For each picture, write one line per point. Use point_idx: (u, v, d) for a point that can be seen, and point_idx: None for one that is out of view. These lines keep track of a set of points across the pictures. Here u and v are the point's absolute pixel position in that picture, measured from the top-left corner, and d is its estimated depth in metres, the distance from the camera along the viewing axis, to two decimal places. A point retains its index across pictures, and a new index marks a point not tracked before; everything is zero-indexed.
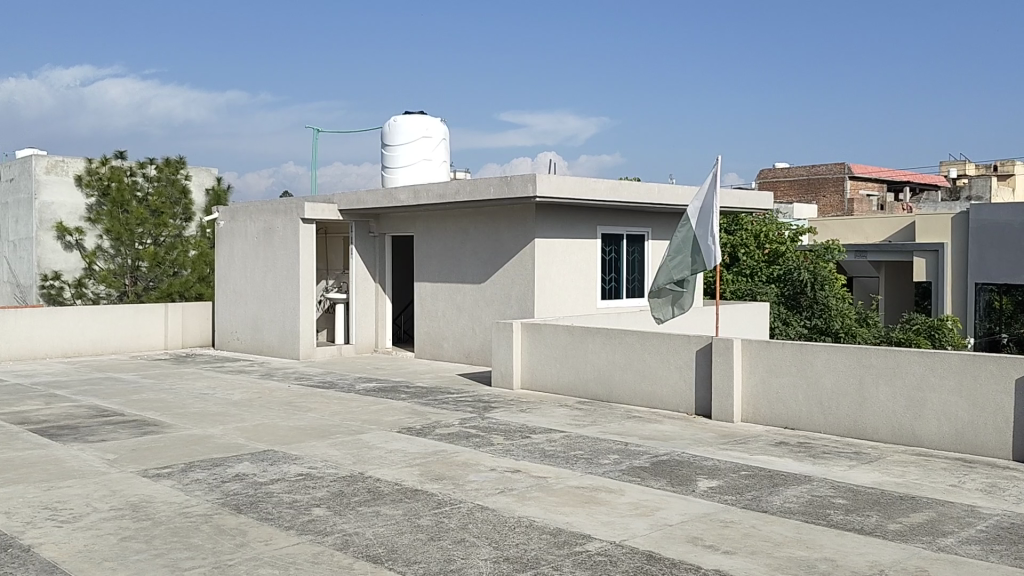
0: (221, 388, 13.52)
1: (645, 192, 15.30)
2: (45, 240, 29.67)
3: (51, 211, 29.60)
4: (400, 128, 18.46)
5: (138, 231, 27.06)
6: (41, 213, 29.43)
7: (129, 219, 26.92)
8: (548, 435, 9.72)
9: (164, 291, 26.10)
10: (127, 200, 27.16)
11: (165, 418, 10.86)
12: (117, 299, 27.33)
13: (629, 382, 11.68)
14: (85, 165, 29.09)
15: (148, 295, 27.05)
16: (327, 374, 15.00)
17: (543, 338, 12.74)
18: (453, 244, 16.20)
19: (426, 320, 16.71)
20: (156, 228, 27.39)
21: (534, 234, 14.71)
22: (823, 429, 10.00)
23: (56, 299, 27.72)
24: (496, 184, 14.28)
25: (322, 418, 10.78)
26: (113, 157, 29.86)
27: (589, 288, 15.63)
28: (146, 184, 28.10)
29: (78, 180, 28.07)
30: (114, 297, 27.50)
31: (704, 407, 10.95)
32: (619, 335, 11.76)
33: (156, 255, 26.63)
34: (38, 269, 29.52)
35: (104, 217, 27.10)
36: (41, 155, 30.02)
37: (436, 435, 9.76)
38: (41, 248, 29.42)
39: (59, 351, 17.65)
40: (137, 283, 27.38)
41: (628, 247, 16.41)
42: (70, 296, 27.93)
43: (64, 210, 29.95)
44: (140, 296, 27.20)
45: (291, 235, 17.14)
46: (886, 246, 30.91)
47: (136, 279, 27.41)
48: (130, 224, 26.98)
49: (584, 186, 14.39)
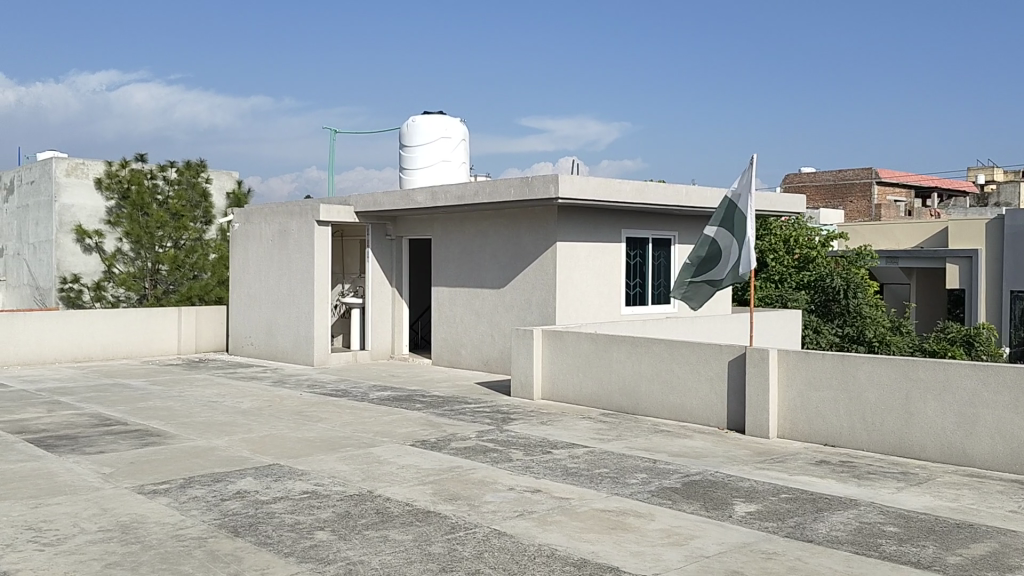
0: (230, 395, 13.02)
1: (672, 195, 14.69)
2: (64, 242, 29.42)
3: (70, 213, 29.37)
4: (419, 128, 17.95)
5: (158, 234, 26.77)
6: (60, 216, 29.20)
7: (149, 222, 26.70)
8: (571, 451, 9.11)
9: (184, 295, 25.78)
10: (147, 202, 26.98)
11: (169, 428, 10.36)
12: (138, 302, 26.93)
13: (655, 393, 11.07)
14: (106, 168, 28.82)
15: (168, 299, 26.69)
16: (340, 382, 14.48)
17: (566, 346, 12.15)
18: (473, 248, 15.65)
19: (443, 326, 16.18)
20: (176, 231, 27.08)
21: (556, 237, 14.13)
22: (866, 446, 9.35)
23: (75, 301, 27.39)
24: (516, 185, 13.72)
25: (333, 429, 10.23)
26: (134, 159, 29.59)
27: (613, 293, 15.02)
28: (167, 187, 27.78)
29: (98, 183, 27.79)
30: (133, 300, 27.16)
31: (737, 421, 10.33)
32: (646, 344, 11.15)
33: (176, 258, 26.35)
34: (57, 272, 29.28)
35: (123, 220, 26.83)
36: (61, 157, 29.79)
37: (452, 449, 9.19)
38: (61, 251, 29.16)
39: (70, 355, 17.26)
40: (157, 287, 26.97)
41: (654, 251, 15.78)
42: (89, 299, 27.59)
43: (83, 213, 29.72)
44: (159, 300, 26.84)
45: (306, 238, 16.65)
46: (917, 252, 30.02)
47: (156, 282, 27.00)
48: (150, 227, 26.71)
49: (608, 187, 13.79)
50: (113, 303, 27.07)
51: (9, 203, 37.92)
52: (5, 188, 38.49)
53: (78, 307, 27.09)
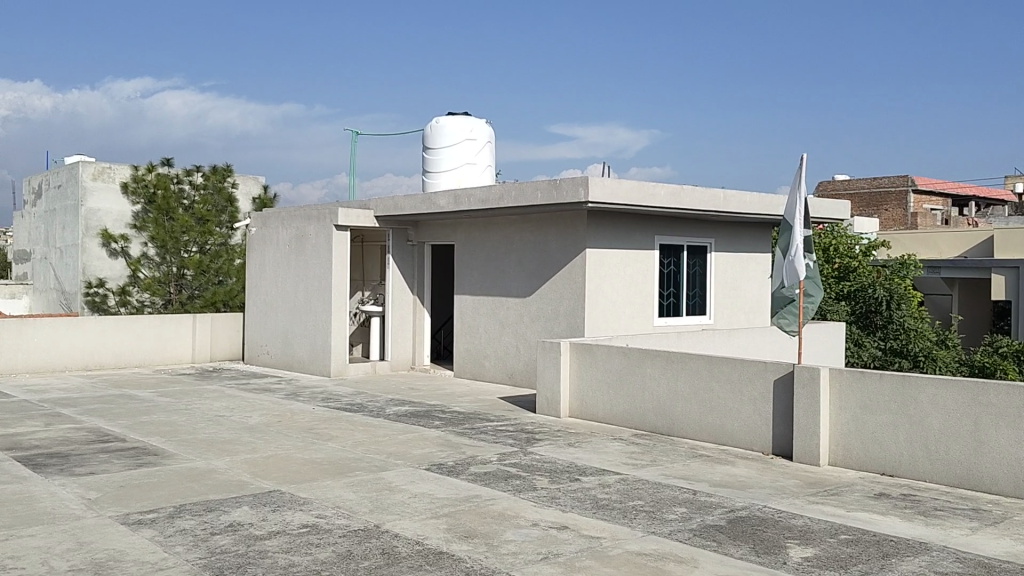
0: (239, 408, 12.29)
1: (709, 199, 13.81)
2: (90, 247, 29.02)
3: (97, 217, 28.96)
4: (443, 129, 17.23)
5: (183, 238, 26.36)
6: (87, 220, 28.82)
7: (174, 227, 26.23)
8: (601, 479, 8.26)
9: (208, 300, 25.17)
10: (173, 207, 26.54)
11: (169, 446, 9.64)
12: (162, 307, 26.43)
13: (693, 414, 10.21)
14: (133, 172, 28.42)
15: (192, 305, 26.15)
16: (357, 395, 13.73)
17: (595, 361, 11.31)
18: (497, 255, 14.86)
19: (466, 337, 15.41)
20: (202, 236, 26.59)
21: (584, 244, 13.31)
22: (930, 477, 8.43)
23: (100, 306, 26.93)
24: (544, 188, 12.91)
25: (343, 450, 9.47)
26: (161, 165, 29.19)
27: (645, 304, 14.15)
28: (193, 192, 27.36)
29: (125, 187, 27.39)
30: (159, 306, 26.69)
31: (783, 445, 9.44)
32: (683, 360, 10.28)
33: (201, 263, 25.83)
34: (83, 276, 28.88)
35: (149, 224, 26.40)
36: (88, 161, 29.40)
37: (470, 475, 8.39)
38: (86, 255, 28.75)
39: (80, 363, 16.67)
40: (182, 292, 26.45)
41: (689, 259, 14.90)
42: (114, 304, 27.10)
43: (109, 217, 29.30)
44: (183, 306, 26.34)
45: (324, 243, 15.95)
46: (961, 262, 28.78)
47: (181, 287, 26.52)
48: (176, 232, 26.24)
49: (642, 191, 12.95)
50: (136, 307, 26.62)
51: (35, 207, 37.74)
52: (33, 192, 38.35)
53: (102, 313, 26.68)
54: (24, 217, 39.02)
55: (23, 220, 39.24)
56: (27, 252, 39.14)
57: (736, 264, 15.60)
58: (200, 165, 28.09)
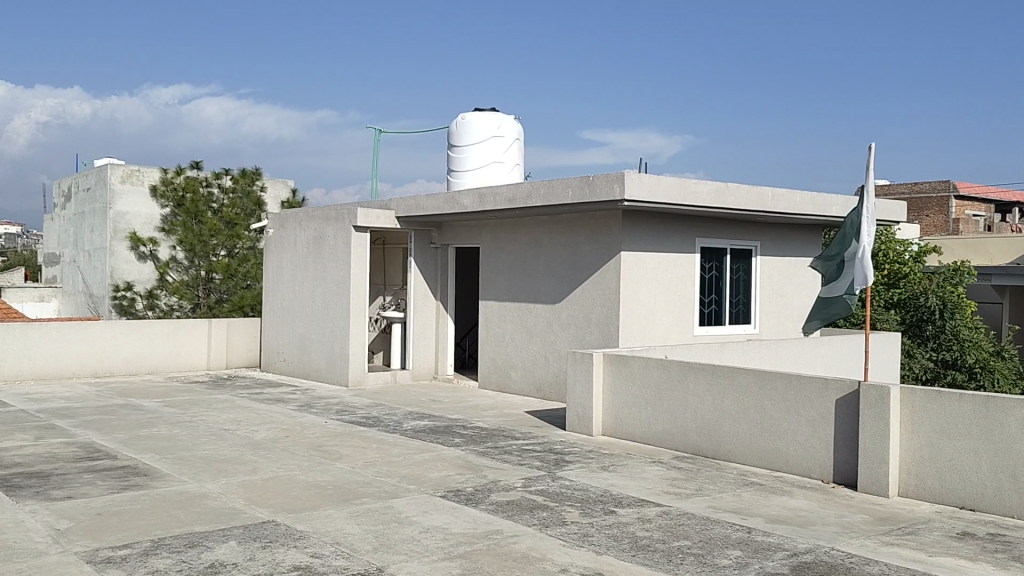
0: (246, 421, 11.41)
1: (754, 198, 12.74)
2: (118, 250, 28.44)
3: (125, 220, 28.35)
4: (469, 125, 16.30)
5: (212, 242, 25.82)
6: (115, 223, 28.23)
7: (203, 231, 25.68)
8: (640, 512, 7.26)
9: (236, 304, 24.31)
10: (201, 210, 25.96)
11: (162, 465, 8.77)
12: (192, 312, 25.64)
13: (741, 435, 9.17)
14: (162, 174, 27.85)
15: (220, 308, 25.46)
16: (374, 407, 12.82)
17: (632, 374, 10.29)
18: (526, 258, 13.89)
19: (492, 345, 14.45)
20: (230, 239, 25.83)
21: (619, 246, 12.30)
22: (1018, 513, 7.30)
23: (127, 310, 26.28)
24: (575, 186, 11.93)
25: (351, 472, 8.54)
26: (190, 167, 28.60)
27: (685, 311, 13.11)
28: (221, 195, 26.87)
29: (154, 190, 27.01)
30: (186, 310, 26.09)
31: (847, 473, 8.40)
32: (730, 375, 9.26)
33: (229, 267, 25.09)
34: (111, 279, 28.32)
35: (178, 228, 25.91)
36: (116, 163, 28.84)
37: (491, 505, 7.42)
38: (114, 258, 28.16)
39: (89, 370, 15.93)
40: (210, 296, 25.75)
41: (732, 263, 13.84)
42: (141, 308, 26.42)
43: (138, 220, 28.66)
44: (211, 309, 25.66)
45: (343, 245, 15.07)
46: (1013, 270, 27.33)
47: (209, 291, 25.81)
48: (204, 236, 25.67)
49: (683, 189, 11.92)
50: (163, 312, 26.07)
51: (66, 210, 37.31)
52: (63, 196, 38.11)
53: (131, 316, 25.99)
54: (55, 220, 38.63)
55: (53, 223, 38.86)
56: (57, 255, 38.78)
57: (783, 269, 14.51)
58: (229, 168, 27.57)
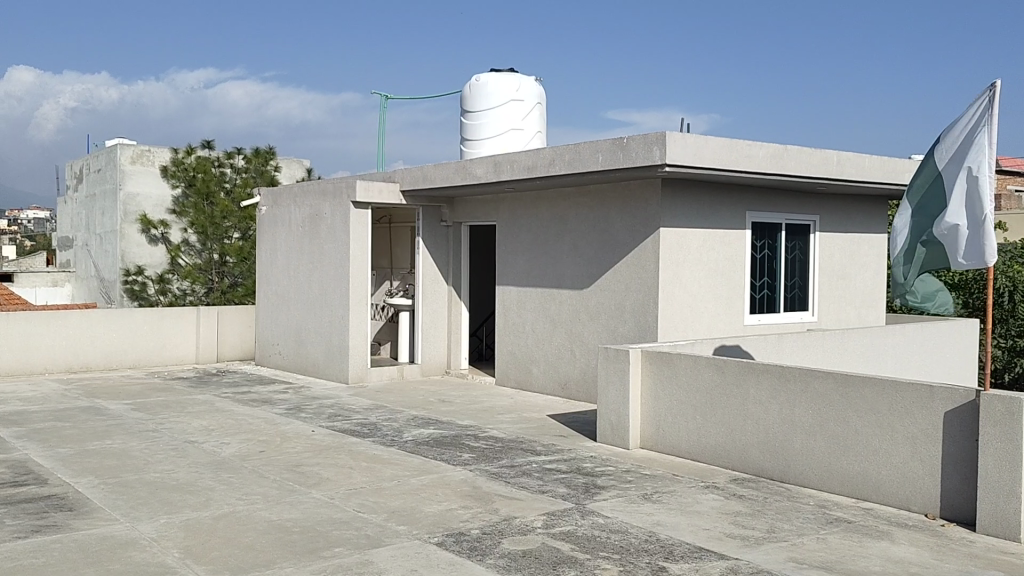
0: (220, 431, 9.70)
1: (817, 163, 10.80)
2: (130, 233, 26.72)
3: (135, 202, 26.63)
4: (484, 88, 14.45)
5: (225, 225, 24.08)
6: (125, 205, 26.52)
7: (215, 212, 24.05)
8: (699, 570, 5.44)
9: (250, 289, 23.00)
10: (213, 191, 24.35)
11: (96, 495, 7.06)
12: (203, 296, 24.09)
13: (818, 454, 7.38)
14: (173, 154, 26.13)
15: (234, 293, 23.96)
16: (373, 410, 11.09)
17: (676, 376, 8.48)
18: (548, 236, 12.06)
19: (510, 336, 12.67)
20: (243, 222, 24.23)
21: (658, 221, 10.43)
22: None
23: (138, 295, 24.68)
24: (605, 149, 10.07)
25: (329, 505, 6.79)
26: (200, 146, 26.88)
27: (734, 298, 11.25)
28: (234, 175, 25.14)
29: (164, 172, 25.25)
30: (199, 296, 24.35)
31: (958, 507, 6.57)
32: (803, 380, 7.45)
33: (242, 250, 23.50)
34: (121, 264, 26.64)
35: (189, 210, 24.33)
36: (127, 143, 27.08)
37: (501, 558, 5.64)
38: (125, 242, 26.47)
39: (63, 365, 14.32)
40: (223, 280, 24.16)
41: (787, 241, 11.92)
42: (153, 293, 24.75)
43: (149, 202, 26.92)
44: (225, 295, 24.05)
45: (340, 224, 13.32)
46: None
47: (222, 275, 24.29)
48: (216, 217, 24.04)
49: (734, 152, 10.00)
50: (176, 296, 24.37)
51: (78, 192, 35.80)
52: (73, 178, 36.64)
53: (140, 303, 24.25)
54: (67, 203, 37.16)
55: (66, 206, 37.37)
56: (69, 239, 37.36)
57: (844, 247, 12.58)
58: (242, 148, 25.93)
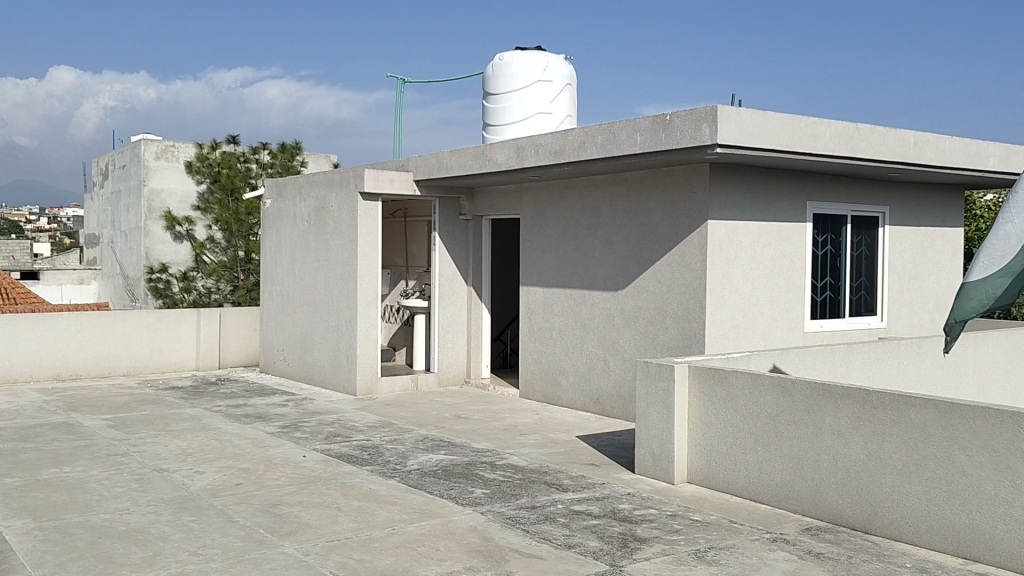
0: (200, 455, 8.42)
1: (892, 145, 9.27)
2: (153, 230, 25.70)
3: (160, 199, 25.58)
4: (509, 67, 13.05)
5: (251, 221, 22.88)
6: (149, 201, 25.46)
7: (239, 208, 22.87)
8: None
9: None
10: (238, 186, 23.20)
11: (21, 546, 5.77)
12: (230, 294, 22.80)
13: (913, 501, 5.91)
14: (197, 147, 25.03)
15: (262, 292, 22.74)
16: (379, 427, 9.78)
17: (732, 398, 7.04)
18: (579, 231, 10.64)
19: (536, 343, 11.28)
20: None
21: (706, 213, 8.97)
22: None
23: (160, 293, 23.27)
24: (644, 128, 8.64)
25: (299, 565, 5.44)
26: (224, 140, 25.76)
27: (794, 300, 9.76)
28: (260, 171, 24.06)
29: (187, 165, 24.00)
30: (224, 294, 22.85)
31: None
32: (894, 407, 6.00)
33: None
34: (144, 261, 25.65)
35: (213, 205, 23.16)
36: (151, 138, 26.04)
37: None
38: (148, 239, 25.43)
39: (50, 372, 13.18)
40: (249, 278, 22.94)
41: (853, 236, 10.39)
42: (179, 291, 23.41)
43: (173, 199, 25.85)
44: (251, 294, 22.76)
45: (347, 217, 12.00)
46: None
47: (247, 273, 23.01)
48: (241, 214, 22.81)
49: (796, 131, 8.51)
50: (201, 295, 22.98)
51: (105, 187, 34.81)
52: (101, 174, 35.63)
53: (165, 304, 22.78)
54: (95, 200, 36.22)
55: (93, 201, 36.46)
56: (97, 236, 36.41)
57: (918, 243, 11.03)
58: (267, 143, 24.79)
